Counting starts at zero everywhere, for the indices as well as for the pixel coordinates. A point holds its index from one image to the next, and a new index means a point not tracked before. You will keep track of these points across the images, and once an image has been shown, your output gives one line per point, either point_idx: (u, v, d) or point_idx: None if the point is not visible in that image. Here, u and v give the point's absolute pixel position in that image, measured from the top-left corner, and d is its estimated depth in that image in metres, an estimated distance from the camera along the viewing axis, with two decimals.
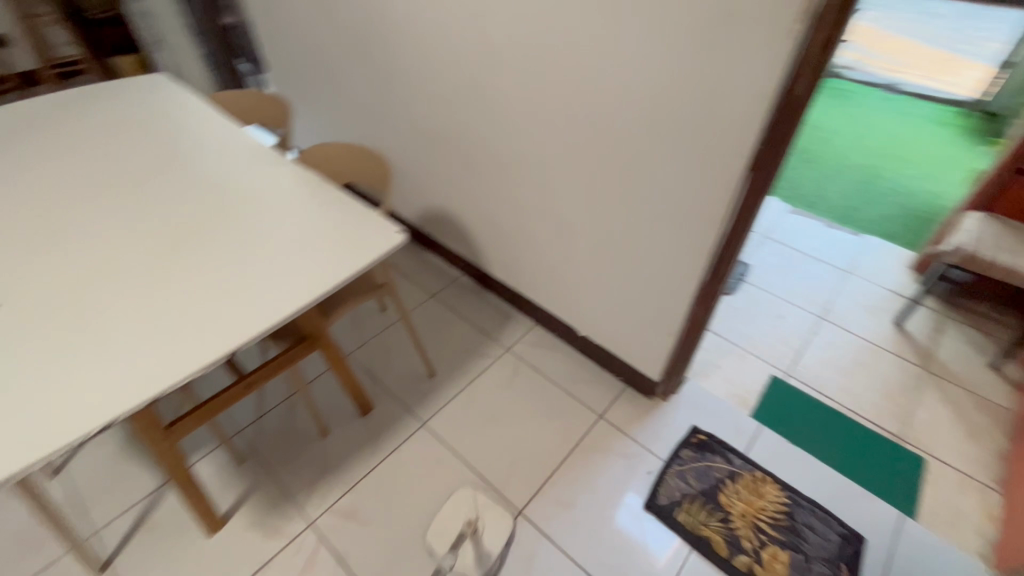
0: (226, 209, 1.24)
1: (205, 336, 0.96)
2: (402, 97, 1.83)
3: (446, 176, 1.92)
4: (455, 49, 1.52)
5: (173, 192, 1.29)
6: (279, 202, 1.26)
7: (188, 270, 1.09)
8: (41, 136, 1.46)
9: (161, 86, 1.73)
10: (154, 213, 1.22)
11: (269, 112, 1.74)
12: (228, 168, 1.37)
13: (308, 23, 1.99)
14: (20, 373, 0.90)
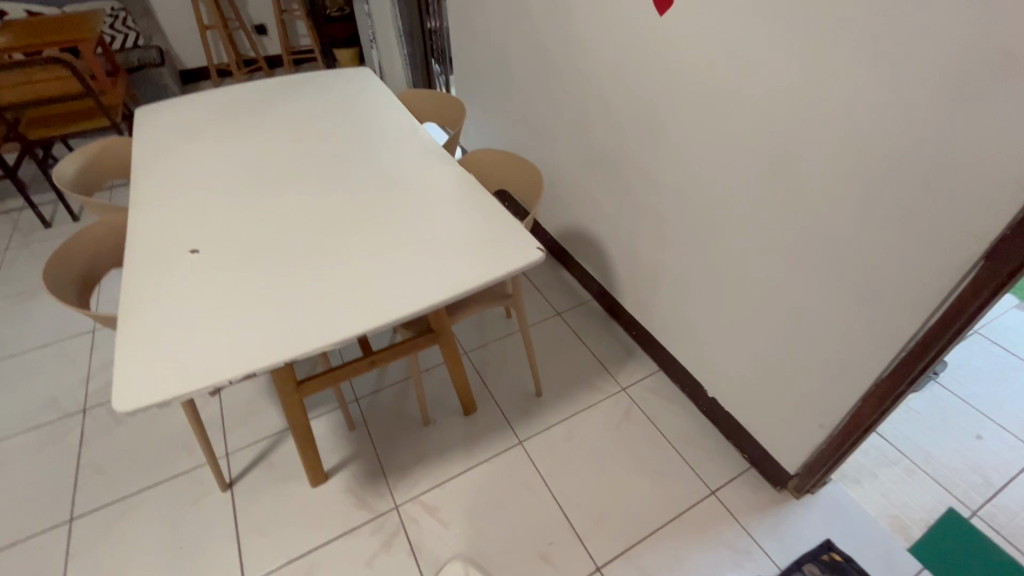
0: (390, 199, 1.32)
1: (344, 313, 1.03)
2: (573, 112, 1.82)
3: (599, 197, 1.86)
4: (638, 71, 1.46)
5: (351, 175, 1.42)
6: (437, 199, 1.31)
7: (345, 250, 1.17)
8: (265, 111, 1.72)
9: (365, 79, 1.94)
10: (332, 191, 1.36)
11: (442, 108, 1.83)
12: (399, 161, 1.47)
13: (499, 33, 2.09)
14: (198, 311, 1.04)
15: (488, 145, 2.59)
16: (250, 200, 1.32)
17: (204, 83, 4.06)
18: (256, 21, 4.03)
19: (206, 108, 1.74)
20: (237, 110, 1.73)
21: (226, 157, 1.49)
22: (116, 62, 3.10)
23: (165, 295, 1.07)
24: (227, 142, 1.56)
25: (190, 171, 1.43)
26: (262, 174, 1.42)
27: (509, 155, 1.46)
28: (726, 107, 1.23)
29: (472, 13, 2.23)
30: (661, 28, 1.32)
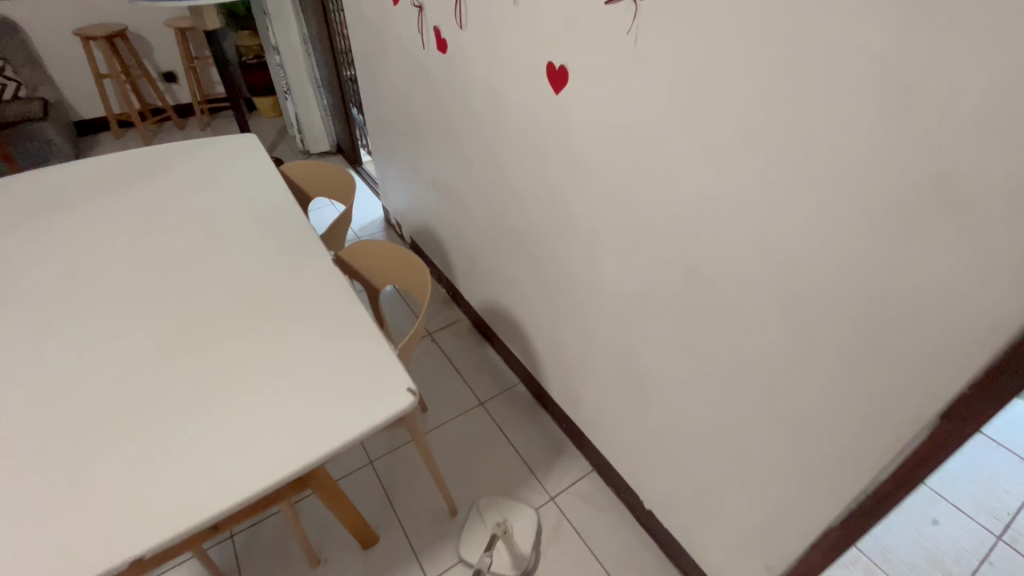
0: (238, 318, 1.10)
1: (148, 507, 0.80)
2: (482, 182, 1.64)
3: (515, 275, 1.67)
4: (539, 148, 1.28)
5: (202, 285, 1.19)
6: (293, 316, 1.10)
7: (167, 398, 0.95)
8: (113, 199, 1.46)
9: (244, 146, 1.70)
10: (175, 311, 1.12)
11: (333, 182, 1.60)
12: (264, 262, 1.24)
13: (403, 92, 1.90)
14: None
15: (407, 207, 2.38)
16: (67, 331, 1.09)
17: (104, 134, 3.72)
18: (164, 68, 3.75)
19: (41, 197, 1.47)
20: (77, 198, 1.46)
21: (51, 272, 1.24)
22: None
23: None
24: (56, 248, 1.30)
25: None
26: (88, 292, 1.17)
27: (388, 244, 1.25)
28: (634, 195, 1.05)
29: (377, 70, 2.04)
30: (559, 104, 1.15)
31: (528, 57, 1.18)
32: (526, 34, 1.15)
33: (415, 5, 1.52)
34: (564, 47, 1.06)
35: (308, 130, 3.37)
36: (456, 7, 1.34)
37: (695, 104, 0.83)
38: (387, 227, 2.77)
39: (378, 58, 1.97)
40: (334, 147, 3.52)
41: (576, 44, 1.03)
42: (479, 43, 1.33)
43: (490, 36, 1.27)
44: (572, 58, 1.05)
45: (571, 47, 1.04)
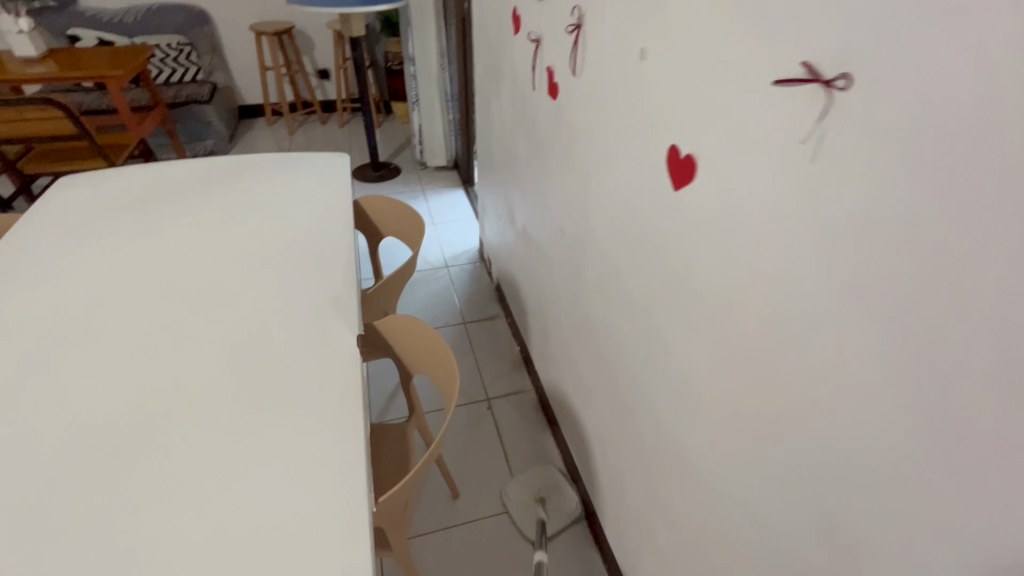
0: (237, 394, 0.99)
1: None
2: (568, 256, 1.38)
3: (586, 372, 1.39)
4: (633, 248, 1.00)
5: (227, 338, 1.10)
6: (288, 410, 0.96)
7: (129, 485, 0.86)
8: (193, 214, 1.46)
9: (333, 173, 1.63)
10: (189, 367, 1.04)
11: (408, 227, 1.45)
12: (297, 323, 1.13)
13: (510, 131, 1.70)
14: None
15: (499, 246, 2.19)
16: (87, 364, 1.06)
17: (259, 120, 4.05)
18: (320, 66, 4.01)
19: (138, 202, 1.52)
20: (166, 207, 1.48)
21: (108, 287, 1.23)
22: (157, 98, 3.08)
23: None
24: (124, 260, 1.31)
25: (57, 306, 1.19)
26: (124, 321, 1.14)
27: (411, 321, 1.05)
28: (739, 369, 0.73)
29: (492, 99, 1.85)
30: (674, 201, 0.81)
31: (646, 130, 0.86)
32: (648, 100, 0.84)
33: (532, 39, 1.28)
34: (696, 130, 0.73)
35: (429, 142, 3.33)
36: (574, 49, 1.07)
37: (890, 291, 0.48)
38: (478, 258, 2.61)
39: (495, 88, 1.78)
40: (451, 163, 3.46)
41: (714, 129, 0.69)
42: (592, 98, 1.04)
43: (606, 93, 0.98)
44: (704, 148, 0.72)
45: (705, 132, 0.71)
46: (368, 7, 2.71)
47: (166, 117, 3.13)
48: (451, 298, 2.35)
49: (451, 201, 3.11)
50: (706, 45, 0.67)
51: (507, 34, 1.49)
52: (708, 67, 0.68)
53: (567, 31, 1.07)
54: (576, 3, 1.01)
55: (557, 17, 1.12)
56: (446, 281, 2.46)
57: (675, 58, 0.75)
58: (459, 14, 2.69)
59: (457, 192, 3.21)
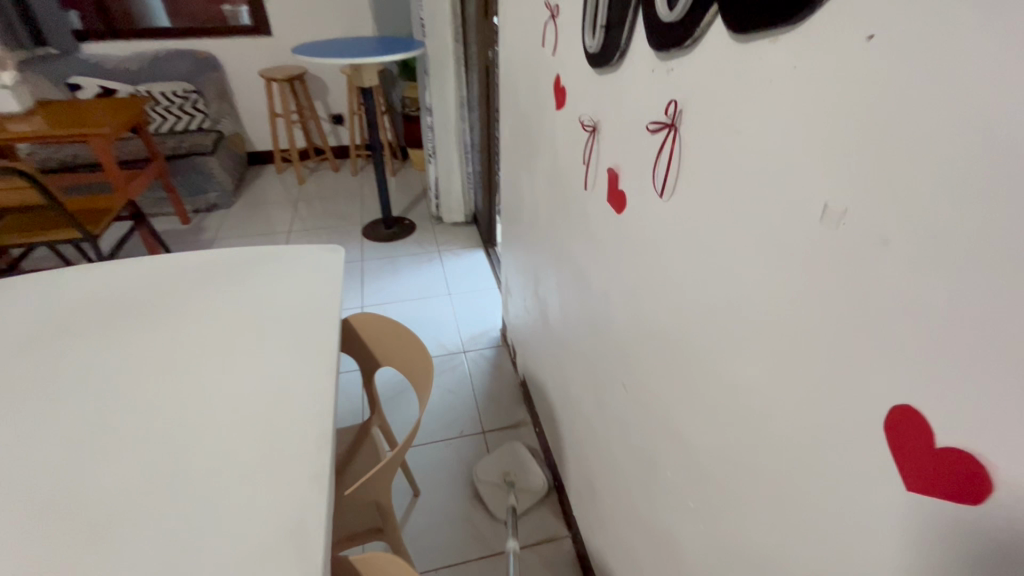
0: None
1: None
2: (629, 409, 1.01)
3: (653, 571, 1.01)
4: (750, 479, 0.62)
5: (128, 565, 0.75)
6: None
7: None
8: (134, 339, 1.13)
9: (322, 278, 1.30)
10: None
11: (411, 360, 1.10)
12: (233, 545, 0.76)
13: (548, 218, 1.36)
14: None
15: (528, 339, 1.83)
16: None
17: (270, 168, 3.83)
18: (334, 111, 3.79)
19: (76, 317, 1.21)
20: (105, 326, 1.17)
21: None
22: (153, 150, 2.85)
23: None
24: (24, 413, 0.97)
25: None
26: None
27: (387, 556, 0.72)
28: None
29: (525, 173, 1.51)
30: (880, 496, 0.42)
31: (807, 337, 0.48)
32: (817, 292, 0.46)
33: (585, 124, 0.93)
34: (964, 411, 0.34)
35: (447, 196, 3.02)
36: (657, 156, 0.70)
37: None
38: (501, 339, 2.25)
39: (528, 162, 1.45)
40: (471, 218, 3.14)
41: None
42: (686, 235, 0.67)
43: (714, 237, 0.61)
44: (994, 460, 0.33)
45: (1000, 432, 0.32)
46: (381, 57, 2.44)
47: (163, 171, 2.90)
48: (467, 395, 1.98)
49: (470, 265, 2.77)
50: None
51: (548, 109, 1.15)
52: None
53: (649, 130, 0.71)
54: (667, 94, 0.65)
55: (624, 102, 0.78)
56: (464, 370, 2.10)
57: (905, 249, 0.37)
58: (483, 62, 2.39)
59: (477, 253, 2.88)
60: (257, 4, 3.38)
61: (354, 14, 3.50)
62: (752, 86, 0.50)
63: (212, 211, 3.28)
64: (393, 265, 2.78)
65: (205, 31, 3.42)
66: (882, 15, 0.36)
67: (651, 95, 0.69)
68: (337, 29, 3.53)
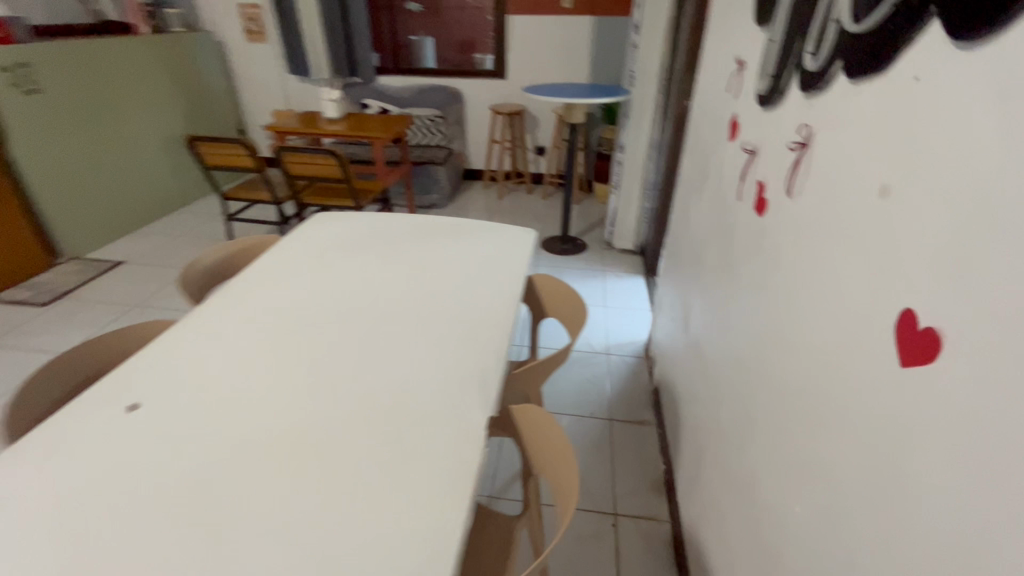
0: (336, 466, 0.87)
1: None
2: (741, 387, 1.19)
3: (736, 530, 1.16)
4: (816, 408, 0.82)
5: (366, 354, 1.11)
6: (392, 522, 0.79)
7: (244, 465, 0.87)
8: None
9: (515, 237, 1.69)
10: (325, 374, 1.06)
11: (570, 311, 1.44)
12: (432, 365, 1.09)
13: (705, 233, 1.60)
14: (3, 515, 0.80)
15: (669, 346, 2.04)
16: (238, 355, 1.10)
17: (479, 184, 4.64)
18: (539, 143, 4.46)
19: (353, 222, 1.75)
20: (369, 231, 1.67)
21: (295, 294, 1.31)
22: (404, 156, 3.72)
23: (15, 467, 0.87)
24: None
25: (252, 293, 1.33)
26: (291, 314, 1.23)
27: (510, 413, 1.08)
28: None
29: (694, 198, 1.78)
30: (894, 379, 0.63)
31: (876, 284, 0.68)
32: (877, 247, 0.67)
33: (747, 149, 1.19)
34: (940, 302, 0.55)
35: (620, 227, 3.37)
36: (794, 167, 0.94)
37: None
38: (643, 351, 2.47)
39: (698, 188, 1.71)
40: (638, 248, 3.43)
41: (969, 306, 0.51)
42: (808, 226, 0.88)
43: (825, 224, 0.82)
44: (976, 341, 0.50)
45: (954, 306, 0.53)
46: (590, 99, 2.91)
47: (407, 172, 3.77)
48: (601, 388, 2.23)
49: (629, 287, 3.04)
50: (969, 200, 0.51)
51: (721, 140, 1.42)
52: (985, 234, 0.49)
53: (789, 148, 0.96)
54: (805, 121, 0.90)
55: (777, 129, 1.03)
56: (604, 368, 2.37)
57: (921, 206, 0.59)
58: (679, 110, 2.70)
59: (637, 279, 3.14)
60: (501, 53, 4.20)
61: (573, 64, 4.13)
62: (862, 113, 0.73)
63: (431, 208, 4.12)
64: (560, 274, 3.20)
65: (458, 73, 4.35)
66: (926, 66, 0.60)
67: (796, 123, 0.94)
68: (558, 77, 4.19)
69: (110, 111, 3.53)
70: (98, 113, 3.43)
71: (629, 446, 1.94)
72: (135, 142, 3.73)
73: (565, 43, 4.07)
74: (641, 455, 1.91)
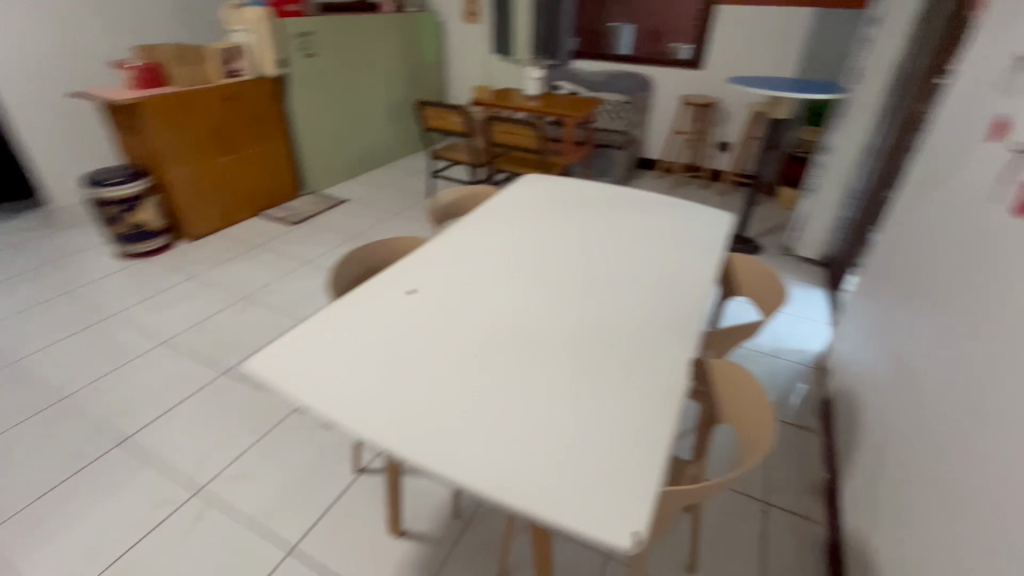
0: (563, 359, 1.04)
1: (413, 404, 0.91)
2: (954, 395, 1.15)
3: (919, 536, 1.13)
4: None
5: (582, 289, 1.28)
6: (615, 405, 0.92)
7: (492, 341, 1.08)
8: None
9: (714, 218, 1.74)
10: (550, 296, 1.25)
11: (767, 292, 1.47)
12: (642, 307, 1.22)
13: (930, 241, 1.50)
14: (333, 337, 1.09)
15: (852, 358, 1.94)
16: (480, 271, 1.35)
17: (651, 174, 4.66)
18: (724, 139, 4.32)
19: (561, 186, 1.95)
20: (576, 196, 1.86)
21: (520, 234, 1.54)
22: (589, 137, 3.88)
23: (338, 306, 1.19)
24: None
25: (486, 227, 1.58)
26: (518, 250, 1.46)
27: (706, 365, 1.18)
28: None
29: (921, 205, 1.66)
30: None
31: None
32: None
33: (1017, 150, 1.12)
34: None
35: (808, 234, 3.16)
36: None
37: None
38: (815, 363, 2.36)
39: (930, 195, 1.60)
40: (823, 260, 3.20)
41: None
42: None
43: None
44: None
45: None
46: (799, 93, 2.75)
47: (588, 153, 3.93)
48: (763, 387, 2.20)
49: (806, 298, 2.87)
50: None
51: (978, 142, 1.32)
52: None
53: None
54: None
55: None
56: (769, 369, 2.31)
57: None
58: (910, 113, 2.45)
59: (818, 291, 2.94)
60: (701, 43, 4.10)
61: (780, 58, 3.90)
62: None
63: None
64: None
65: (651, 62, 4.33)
66: None
67: None
68: (760, 71, 4.00)
69: (356, 73, 4.25)
70: (347, 74, 4.15)
71: (787, 448, 1.90)
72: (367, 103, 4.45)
73: (776, 35, 3.85)
74: (800, 459, 1.87)
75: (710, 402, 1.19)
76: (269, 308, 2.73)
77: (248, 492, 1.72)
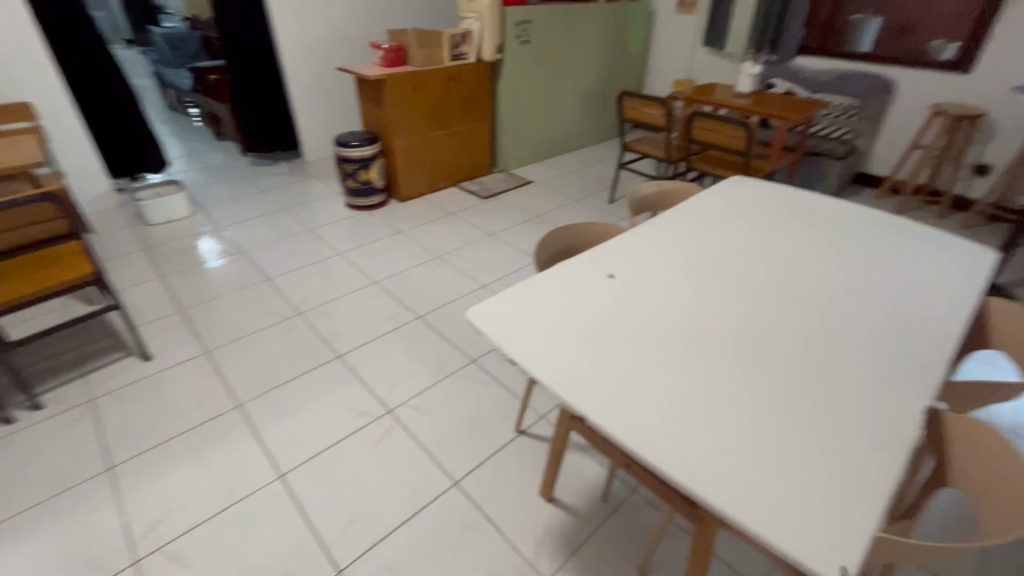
0: (767, 371, 1.00)
1: (610, 382, 0.97)
2: None
3: None
4: None
5: (793, 303, 1.20)
6: (825, 432, 0.87)
7: (690, 339, 1.08)
8: None
9: (971, 249, 1.46)
10: (756, 303, 1.19)
11: None
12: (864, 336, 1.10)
13: None
14: (539, 304, 1.19)
15: None
16: (682, 266, 1.34)
17: (871, 193, 4.03)
18: (984, 160, 3.56)
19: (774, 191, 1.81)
20: (791, 204, 1.71)
21: (724, 236, 1.49)
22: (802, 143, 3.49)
23: (545, 276, 1.29)
24: None
25: (689, 223, 1.55)
26: (721, 251, 1.41)
27: (941, 416, 1.02)
28: None
29: None
30: None
31: None
32: None
33: None
34: None
35: None
36: None
37: None
38: None
39: None
40: None
41: None
42: None
43: None
44: None
45: None
46: None
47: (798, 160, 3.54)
48: None
49: None
50: None
51: None
52: None
53: None
54: None
55: None
56: None
57: None
58: None
59: None
60: (976, 41, 3.37)
61: None
62: None
63: None
64: None
65: (897, 60, 3.71)
66: None
67: None
68: None
69: (561, 62, 4.41)
70: (554, 62, 4.33)
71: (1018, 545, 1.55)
72: (566, 91, 4.60)
73: None
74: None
75: (940, 458, 1.02)
76: (456, 270, 3.04)
77: (425, 423, 1.98)
